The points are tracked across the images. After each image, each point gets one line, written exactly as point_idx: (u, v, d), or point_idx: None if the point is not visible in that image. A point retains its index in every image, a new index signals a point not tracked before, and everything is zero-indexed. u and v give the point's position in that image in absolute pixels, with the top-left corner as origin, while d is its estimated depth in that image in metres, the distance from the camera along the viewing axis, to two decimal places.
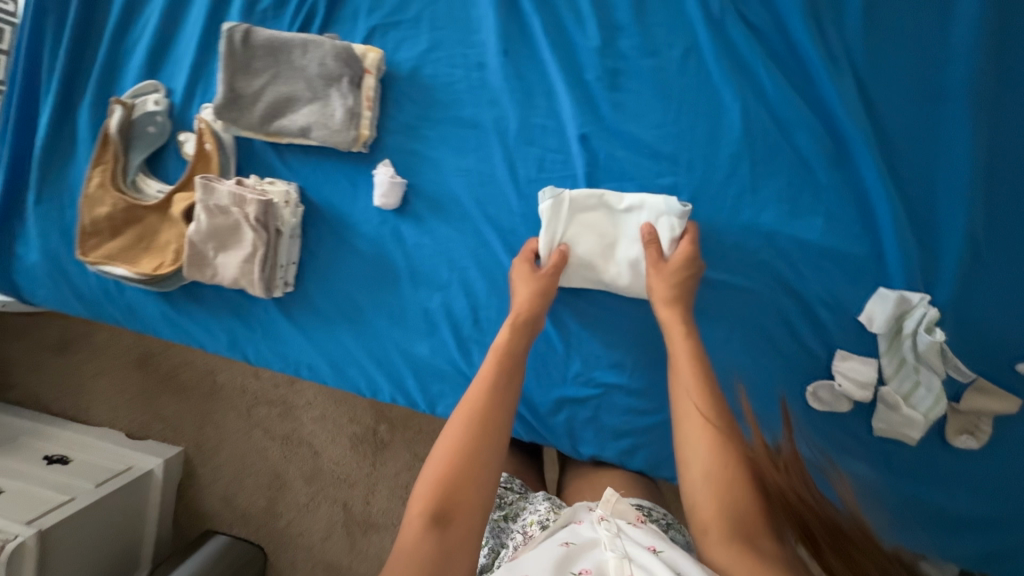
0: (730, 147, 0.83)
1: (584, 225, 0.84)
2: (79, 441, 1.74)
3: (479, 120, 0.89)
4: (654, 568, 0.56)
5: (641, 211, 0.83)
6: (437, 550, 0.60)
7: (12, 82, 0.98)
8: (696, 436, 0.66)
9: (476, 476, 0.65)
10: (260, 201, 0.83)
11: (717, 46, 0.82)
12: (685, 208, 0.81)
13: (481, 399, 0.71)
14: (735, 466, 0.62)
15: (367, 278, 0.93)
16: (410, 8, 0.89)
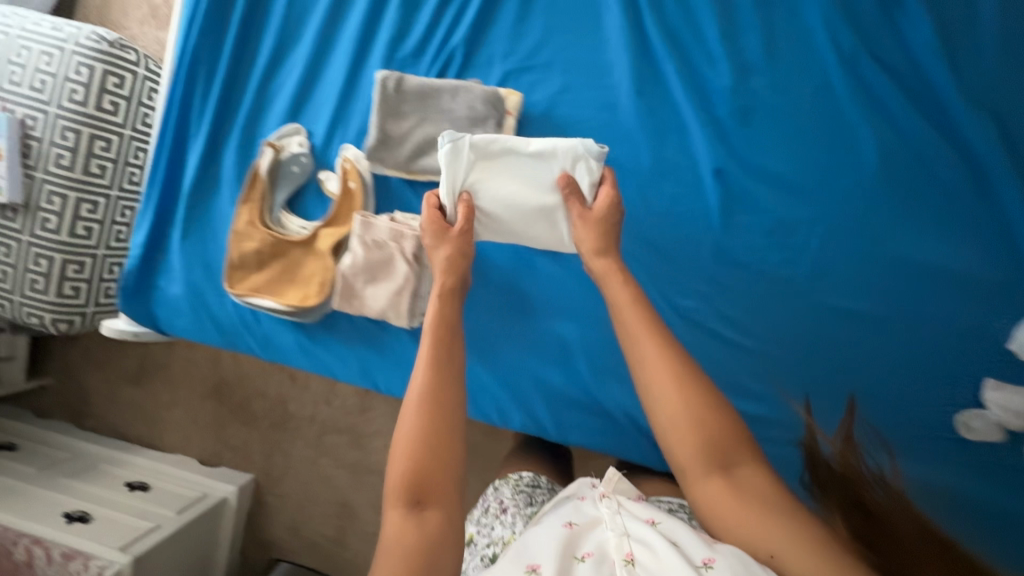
0: (868, 180, 0.87)
1: (489, 172, 0.85)
2: (157, 470, 1.76)
3: (613, 156, 0.92)
4: (652, 541, 0.57)
5: (554, 156, 0.83)
6: (420, 533, 0.59)
7: (165, 127, 1.06)
8: (652, 380, 0.68)
9: (443, 449, 0.64)
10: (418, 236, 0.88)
11: (849, 84, 0.86)
12: (600, 151, 0.82)
13: (430, 368, 0.69)
14: (701, 407, 0.65)
15: (500, 309, 0.97)
16: (544, 53, 0.94)
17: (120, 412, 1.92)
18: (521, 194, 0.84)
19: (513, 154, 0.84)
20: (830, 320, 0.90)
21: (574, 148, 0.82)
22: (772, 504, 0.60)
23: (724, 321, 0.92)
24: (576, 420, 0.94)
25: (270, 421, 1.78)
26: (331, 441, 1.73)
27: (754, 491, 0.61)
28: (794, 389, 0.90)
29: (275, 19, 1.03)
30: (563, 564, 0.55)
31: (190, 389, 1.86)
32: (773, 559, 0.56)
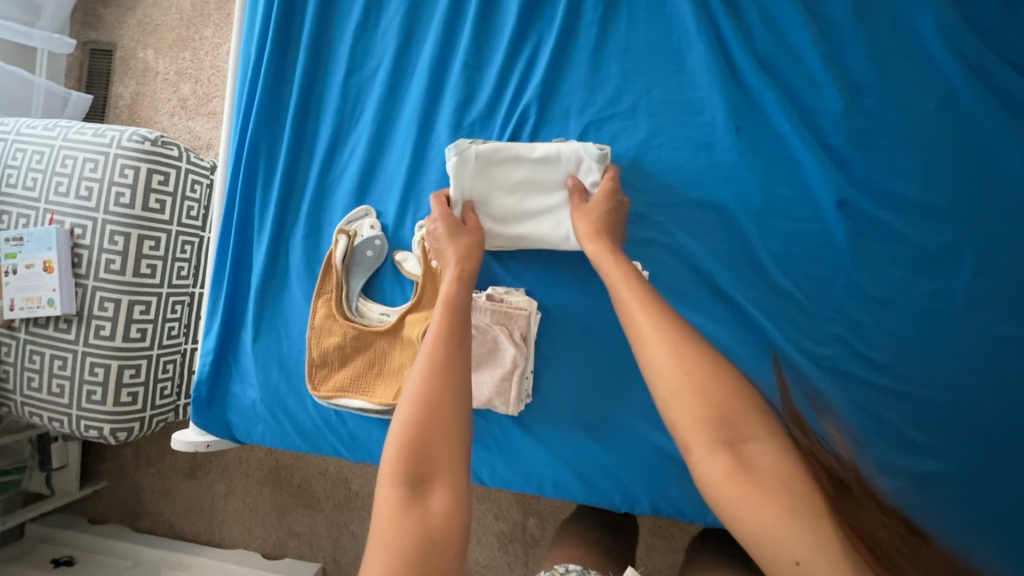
0: (1016, 190, 0.78)
1: (495, 178, 0.85)
2: (220, 567, 1.58)
3: (715, 198, 0.85)
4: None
5: (559, 159, 0.83)
6: (416, 520, 0.56)
7: (229, 224, 1.01)
8: (654, 354, 0.62)
9: (445, 435, 0.62)
10: (524, 315, 0.86)
11: (976, 88, 0.78)
12: (602, 151, 0.82)
13: (434, 352, 0.67)
14: (702, 376, 0.59)
15: (610, 379, 0.88)
16: (624, 100, 0.88)
17: (173, 508, 1.75)
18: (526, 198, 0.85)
19: (518, 160, 0.84)
20: (1006, 352, 0.77)
21: (577, 149, 0.82)
22: (790, 486, 0.52)
23: (880, 369, 0.79)
24: None
25: (334, 502, 1.63)
26: None
27: (773, 469, 0.53)
28: (985, 442, 0.76)
29: (333, 98, 0.98)
30: None
31: (248, 476, 1.70)
32: (799, 565, 0.48)
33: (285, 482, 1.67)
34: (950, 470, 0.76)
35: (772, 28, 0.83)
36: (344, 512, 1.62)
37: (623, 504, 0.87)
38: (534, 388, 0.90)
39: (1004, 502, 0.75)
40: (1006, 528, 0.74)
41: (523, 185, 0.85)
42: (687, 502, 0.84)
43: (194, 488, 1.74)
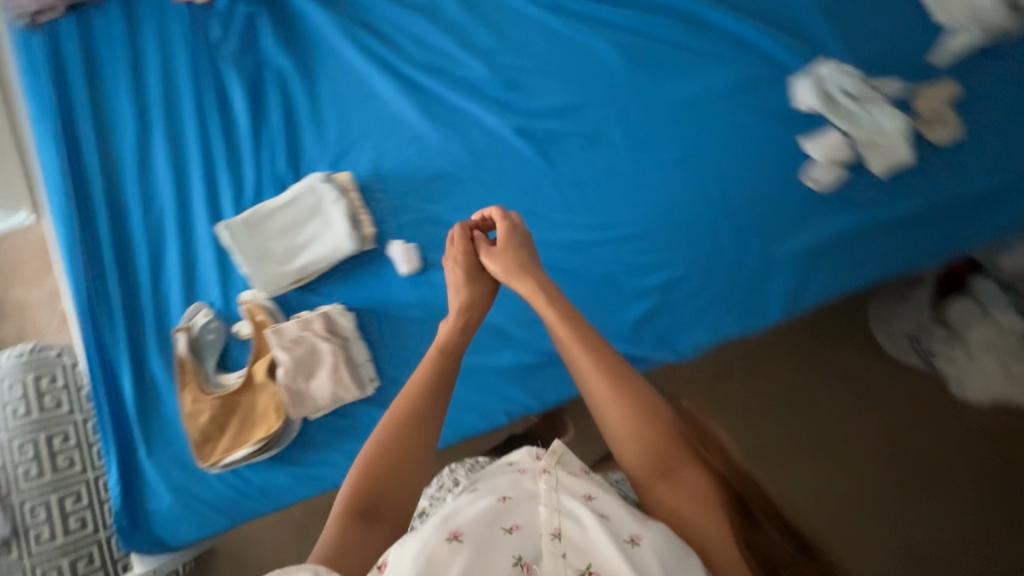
0: (622, 66, 1.03)
1: (264, 233, 1.02)
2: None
3: (441, 170, 1.08)
4: (583, 517, 0.57)
5: (300, 196, 1.01)
6: (358, 539, 0.62)
7: (92, 375, 1.13)
8: (599, 397, 0.69)
9: (408, 471, 0.68)
10: (323, 315, 0.98)
11: (564, 19, 1.06)
12: (327, 176, 1.01)
13: (408, 402, 0.72)
14: (640, 414, 0.68)
15: (433, 337, 1.05)
16: (348, 135, 1.12)
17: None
18: (294, 235, 1.02)
19: (272, 211, 1.01)
20: (675, 174, 0.99)
21: (312, 180, 1.02)
22: (708, 502, 0.62)
23: (602, 228, 1.01)
24: (545, 381, 1.04)
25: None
26: None
27: (696, 494, 0.62)
28: (691, 239, 0.98)
29: (142, 237, 1.18)
30: (480, 536, 0.55)
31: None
32: (702, 551, 0.58)
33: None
34: (680, 273, 0.97)
35: (422, 45, 1.11)
36: None
37: (486, 424, 1.04)
38: (377, 372, 1.04)
39: (722, 274, 0.96)
40: (730, 290, 0.96)
41: (289, 226, 1.03)
42: (526, 395, 1.04)
43: None
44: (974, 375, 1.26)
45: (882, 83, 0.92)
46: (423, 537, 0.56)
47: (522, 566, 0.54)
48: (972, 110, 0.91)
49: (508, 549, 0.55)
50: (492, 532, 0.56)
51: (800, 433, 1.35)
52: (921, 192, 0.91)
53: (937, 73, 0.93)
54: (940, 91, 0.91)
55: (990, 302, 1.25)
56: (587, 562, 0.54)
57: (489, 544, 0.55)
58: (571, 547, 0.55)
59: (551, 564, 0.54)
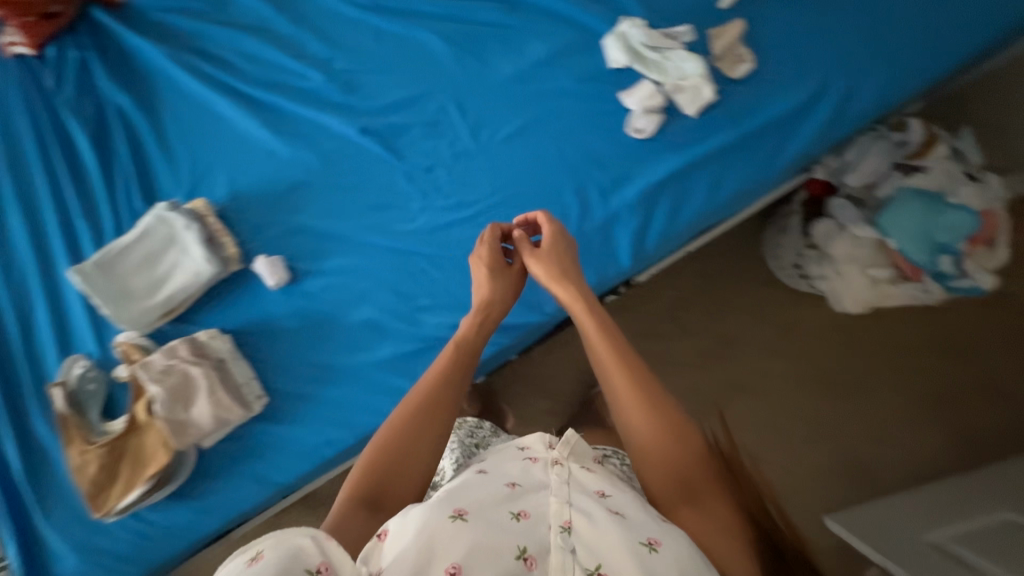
0: (449, 55, 1.07)
1: (121, 271, 1.01)
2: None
3: (296, 180, 1.09)
4: (594, 512, 0.58)
5: (151, 228, 1.02)
6: (367, 527, 0.64)
7: None
8: (632, 413, 0.73)
9: (418, 462, 0.72)
10: (187, 340, 0.99)
11: (388, 18, 1.09)
12: (172, 204, 1.02)
13: (424, 400, 0.76)
14: (669, 432, 0.72)
15: (314, 343, 1.05)
16: (201, 162, 1.13)
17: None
18: (152, 268, 1.02)
19: (125, 248, 1.01)
20: (517, 146, 1.03)
21: (158, 211, 1.02)
22: (734, 533, 0.64)
23: (458, 209, 1.04)
24: (429, 364, 1.02)
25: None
26: None
27: (720, 521, 0.65)
28: (540, 204, 1.02)
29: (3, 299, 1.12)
30: (490, 522, 0.55)
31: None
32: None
33: None
34: (535, 238, 1.01)
35: (260, 63, 1.12)
36: None
37: (379, 419, 1.02)
38: (266, 388, 1.04)
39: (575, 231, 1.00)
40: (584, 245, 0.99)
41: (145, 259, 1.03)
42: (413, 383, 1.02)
43: None
44: (844, 288, 1.37)
45: (680, 31, 0.98)
46: (425, 514, 0.56)
47: (526, 559, 0.53)
48: (764, 43, 0.98)
49: (513, 540, 0.54)
50: (501, 519, 0.56)
51: (726, 380, 1.52)
52: (732, 123, 0.97)
53: (729, 15, 1.00)
54: (731, 30, 0.98)
55: (846, 219, 1.31)
56: (598, 562, 0.53)
57: (495, 523, 0.55)
58: (580, 544, 0.55)
59: (557, 559, 0.53)
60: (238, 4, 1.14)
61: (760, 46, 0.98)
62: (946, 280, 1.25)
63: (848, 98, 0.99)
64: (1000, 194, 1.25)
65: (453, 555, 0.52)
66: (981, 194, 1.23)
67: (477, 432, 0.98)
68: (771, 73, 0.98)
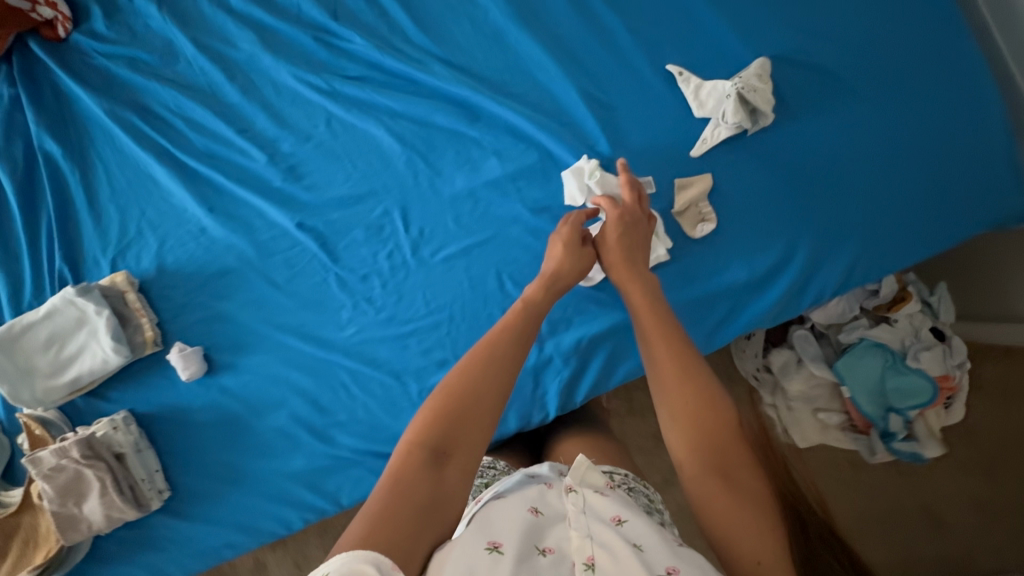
0: (400, 157, 1.00)
1: (22, 349, 0.97)
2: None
3: (228, 265, 1.03)
4: (615, 545, 0.55)
5: (58, 308, 0.97)
6: (433, 484, 0.61)
7: None
8: (668, 388, 0.73)
9: (485, 414, 0.69)
10: (81, 439, 0.94)
11: (341, 106, 1.01)
12: (81, 285, 0.97)
13: (486, 350, 0.74)
14: (705, 404, 0.71)
15: (222, 441, 1.01)
16: (131, 228, 1.06)
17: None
18: (57, 350, 0.97)
19: (28, 327, 0.97)
20: (458, 268, 0.97)
21: (66, 294, 0.97)
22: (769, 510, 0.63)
23: (388, 324, 0.98)
24: (339, 482, 0.99)
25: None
26: None
27: (752, 499, 0.63)
28: (474, 336, 0.96)
29: None
30: (520, 551, 0.54)
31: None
32: (760, 564, 0.58)
33: None
34: None
35: (202, 131, 1.05)
36: None
37: (283, 528, 1.00)
38: (170, 481, 1.01)
39: None
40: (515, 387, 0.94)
41: (52, 339, 0.97)
42: (321, 498, 0.99)
43: None
44: (800, 427, 1.27)
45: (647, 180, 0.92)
46: (458, 555, 0.54)
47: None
48: (730, 200, 0.91)
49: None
50: (528, 556, 0.54)
51: None
52: (683, 282, 0.92)
53: (700, 164, 0.92)
54: (697, 186, 0.91)
55: (806, 353, 1.25)
56: None
57: (526, 569, 0.52)
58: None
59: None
60: (186, 61, 1.06)
61: (727, 204, 0.91)
62: (892, 440, 1.22)
63: (815, 268, 0.91)
64: (964, 360, 1.20)
65: None
66: (943, 358, 1.19)
67: (484, 475, 0.85)
68: (732, 235, 0.91)
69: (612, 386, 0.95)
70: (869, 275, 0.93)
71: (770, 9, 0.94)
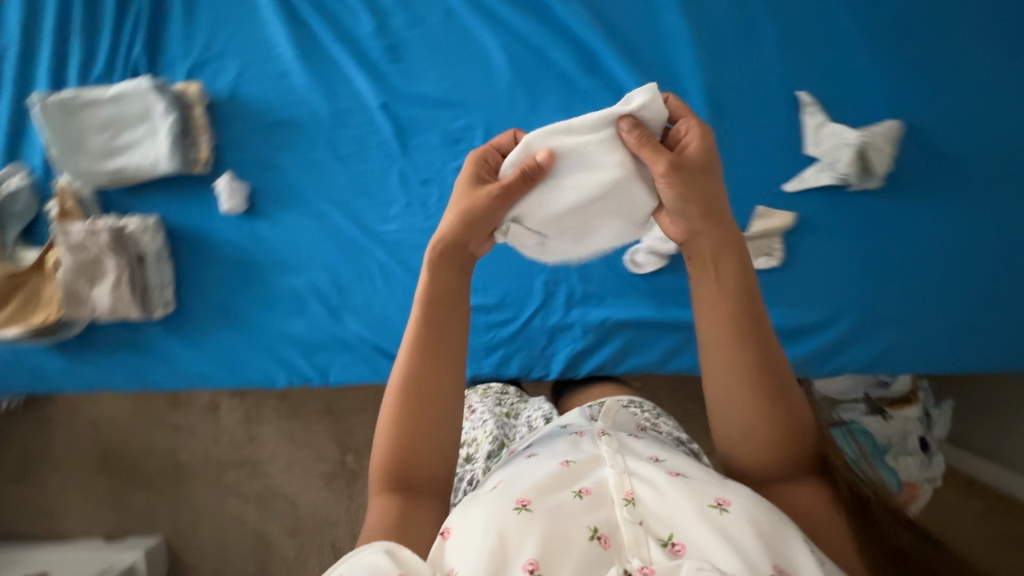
0: (504, 80, 0.97)
1: (81, 120, 0.97)
2: (57, 557, 1.66)
3: (297, 118, 1.02)
4: (654, 480, 0.56)
5: (127, 96, 0.96)
6: (407, 517, 0.57)
7: None
8: (724, 391, 0.61)
9: (428, 435, 0.59)
10: (112, 228, 0.96)
11: (464, 4, 0.97)
12: (156, 82, 0.95)
13: (408, 369, 0.60)
14: (769, 408, 0.59)
15: (237, 280, 1.03)
16: (217, 44, 1.03)
17: (11, 514, 1.79)
18: (114, 136, 0.98)
19: (93, 101, 0.96)
20: None
21: (140, 84, 0.96)
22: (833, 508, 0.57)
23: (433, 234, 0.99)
24: (332, 359, 1.01)
25: (166, 476, 1.75)
26: (231, 476, 1.74)
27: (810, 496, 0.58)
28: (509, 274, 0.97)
29: None
30: (550, 495, 0.55)
31: (77, 467, 1.78)
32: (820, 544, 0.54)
33: (120, 466, 1.76)
34: (486, 303, 0.97)
35: None
36: (177, 483, 1.76)
37: (264, 380, 1.03)
38: (177, 298, 1.03)
39: (524, 320, 0.97)
40: (531, 338, 0.97)
41: (110, 123, 0.97)
42: (310, 367, 1.01)
43: (32, 490, 1.78)
44: None
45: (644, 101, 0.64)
46: (488, 508, 0.54)
47: (599, 539, 0.52)
48: (801, 245, 0.91)
49: (582, 520, 0.53)
50: (562, 499, 0.55)
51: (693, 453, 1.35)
52: None
53: (790, 200, 0.90)
54: (776, 219, 0.90)
55: None
56: (670, 531, 0.52)
57: (562, 510, 0.53)
58: (649, 516, 0.54)
59: (628, 531, 0.52)
60: None
61: (796, 248, 0.91)
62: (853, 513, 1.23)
63: (851, 340, 0.91)
64: (937, 477, 1.22)
65: (529, 550, 0.50)
66: (919, 467, 1.21)
67: (504, 400, 0.91)
68: (789, 280, 0.91)
69: (616, 372, 0.95)
70: (897, 366, 0.92)
71: (923, 76, 0.89)
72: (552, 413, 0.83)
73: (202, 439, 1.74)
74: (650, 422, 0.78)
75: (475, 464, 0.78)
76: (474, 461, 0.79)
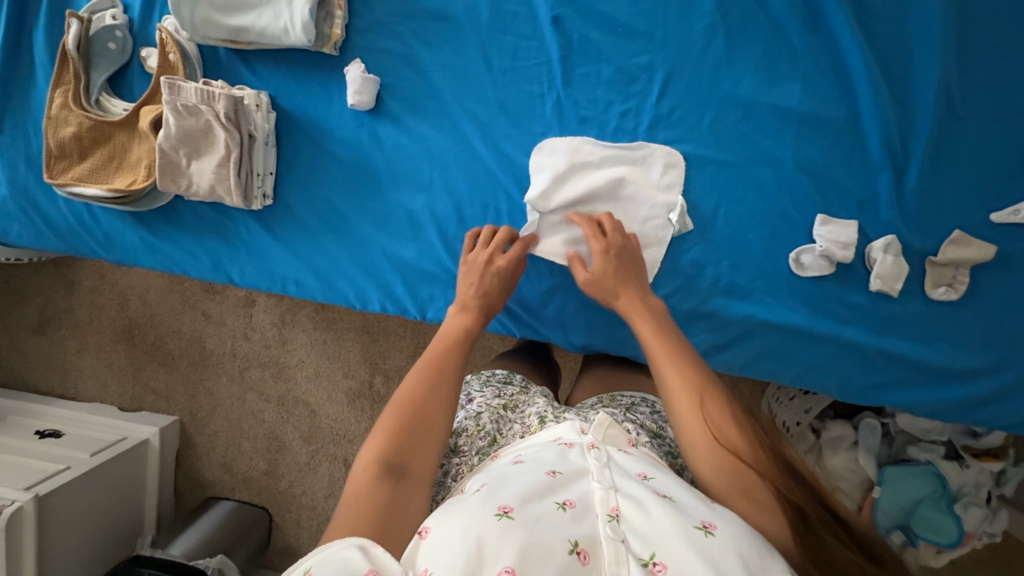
0: (705, 18, 0.82)
1: None
2: (72, 417, 1.58)
3: (451, 13, 0.87)
4: (642, 496, 0.52)
5: None
6: (391, 498, 0.54)
7: None
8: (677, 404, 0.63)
9: (437, 422, 0.61)
10: (230, 97, 0.84)
11: None
12: None
13: (430, 365, 0.66)
14: (717, 423, 0.61)
15: (348, 185, 0.92)
16: None
17: (25, 364, 1.71)
18: None
19: None
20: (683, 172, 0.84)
21: None
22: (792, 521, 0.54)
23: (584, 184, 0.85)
24: (434, 295, 0.91)
25: (188, 360, 1.63)
26: (255, 373, 1.60)
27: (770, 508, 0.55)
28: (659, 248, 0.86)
29: None
30: (532, 508, 0.50)
31: (99, 333, 1.67)
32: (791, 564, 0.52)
33: (143, 340, 1.65)
34: None
35: None
36: (199, 370, 1.62)
37: (357, 300, 0.94)
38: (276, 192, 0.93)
39: None
40: None
41: None
42: (409, 299, 0.92)
43: (49, 346, 1.68)
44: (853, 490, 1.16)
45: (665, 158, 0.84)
46: (466, 514, 0.49)
47: (578, 555, 0.47)
48: (991, 283, 0.81)
49: (564, 532, 0.48)
50: (545, 510, 0.50)
51: None
52: (871, 329, 0.83)
53: (994, 230, 0.80)
54: (976, 250, 0.79)
55: (866, 443, 1.14)
56: (652, 552, 0.47)
57: (545, 522, 0.49)
58: (632, 534, 0.49)
59: (609, 549, 0.48)
60: None
61: (984, 284, 0.81)
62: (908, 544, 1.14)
63: (1019, 394, 0.82)
64: (996, 533, 1.16)
65: (506, 560, 0.45)
66: (982, 520, 1.12)
67: (504, 392, 0.80)
68: (967, 319, 0.81)
69: (741, 374, 0.87)
70: None
71: None
72: (547, 411, 0.73)
73: (231, 330, 1.61)
74: (657, 425, 0.75)
75: (462, 459, 0.69)
76: (460, 455, 0.69)
